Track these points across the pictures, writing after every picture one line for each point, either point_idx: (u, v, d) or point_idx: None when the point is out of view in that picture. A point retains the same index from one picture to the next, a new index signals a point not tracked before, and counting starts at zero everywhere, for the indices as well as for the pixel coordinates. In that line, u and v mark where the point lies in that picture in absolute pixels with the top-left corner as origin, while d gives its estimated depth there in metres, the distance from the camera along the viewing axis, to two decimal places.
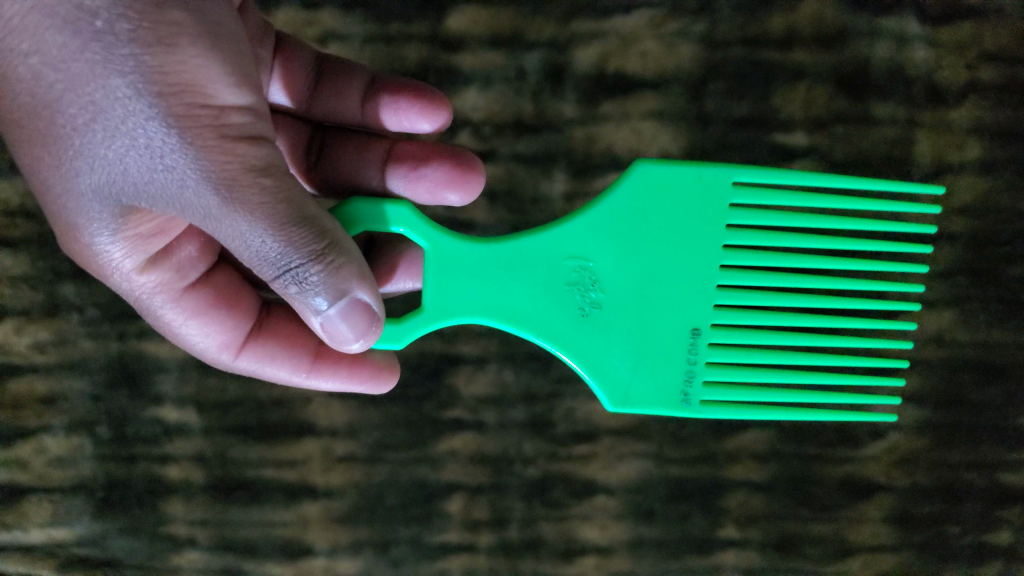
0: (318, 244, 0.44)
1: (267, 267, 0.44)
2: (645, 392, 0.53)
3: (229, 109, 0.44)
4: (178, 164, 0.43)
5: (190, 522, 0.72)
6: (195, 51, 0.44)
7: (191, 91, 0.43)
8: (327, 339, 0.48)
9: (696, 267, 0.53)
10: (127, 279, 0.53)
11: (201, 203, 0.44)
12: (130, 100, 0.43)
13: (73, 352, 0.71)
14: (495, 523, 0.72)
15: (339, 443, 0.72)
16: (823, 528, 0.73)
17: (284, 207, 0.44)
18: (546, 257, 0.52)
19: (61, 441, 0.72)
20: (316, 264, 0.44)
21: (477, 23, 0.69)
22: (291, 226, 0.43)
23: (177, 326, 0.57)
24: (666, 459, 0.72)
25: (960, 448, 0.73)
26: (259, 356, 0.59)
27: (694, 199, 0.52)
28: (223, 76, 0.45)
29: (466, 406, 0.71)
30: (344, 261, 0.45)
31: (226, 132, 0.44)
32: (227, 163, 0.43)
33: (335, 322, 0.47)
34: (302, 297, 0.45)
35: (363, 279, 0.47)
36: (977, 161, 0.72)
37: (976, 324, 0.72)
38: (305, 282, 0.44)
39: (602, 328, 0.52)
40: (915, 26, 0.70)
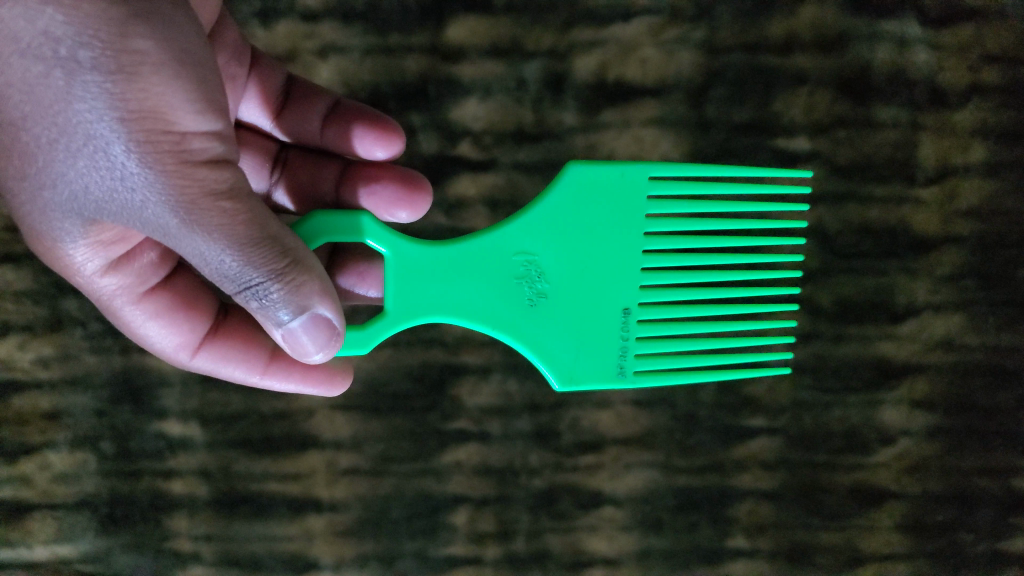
0: (280, 263, 0.45)
1: (228, 283, 0.45)
2: (589, 370, 0.53)
3: (191, 134, 0.44)
4: (139, 186, 0.43)
5: (195, 538, 0.72)
6: (158, 80, 0.43)
7: (151, 117, 0.43)
8: (289, 351, 0.49)
9: (629, 256, 0.53)
10: (91, 282, 0.53)
11: (161, 221, 0.44)
12: (94, 126, 0.43)
13: (76, 367, 0.71)
14: (502, 535, 0.71)
15: (343, 456, 0.71)
16: (833, 536, 0.73)
17: (244, 227, 0.44)
18: (492, 254, 0.52)
19: (65, 456, 0.72)
20: (278, 283, 0.45)
21: (477, 33, 0.68)
22: (251, 247, 0.44)
23: (137, 326, 0.57)
24: (673, 468, 0.72)
25: (971, 453, 0.73)
26: (214, 356, 0.59)
27: (622, 194, 0.53)
28: (186, 102, 0.44)
29: (470, 416, 0.71)
30: (305, 278, 0.46)
31: (187, 158, 0.44)
32: (187, 188, 0.43)
33: (296, 335, 0.47)
34: (264, 310, 0.46)
35: (325, 296, 0.47)
36: (981, 164, 0.71)
37: (985, 328, 0.72)
38: (266, 298, 0.45)
39: (549, 318, 0.52)
40: (916, 29, 0.70)
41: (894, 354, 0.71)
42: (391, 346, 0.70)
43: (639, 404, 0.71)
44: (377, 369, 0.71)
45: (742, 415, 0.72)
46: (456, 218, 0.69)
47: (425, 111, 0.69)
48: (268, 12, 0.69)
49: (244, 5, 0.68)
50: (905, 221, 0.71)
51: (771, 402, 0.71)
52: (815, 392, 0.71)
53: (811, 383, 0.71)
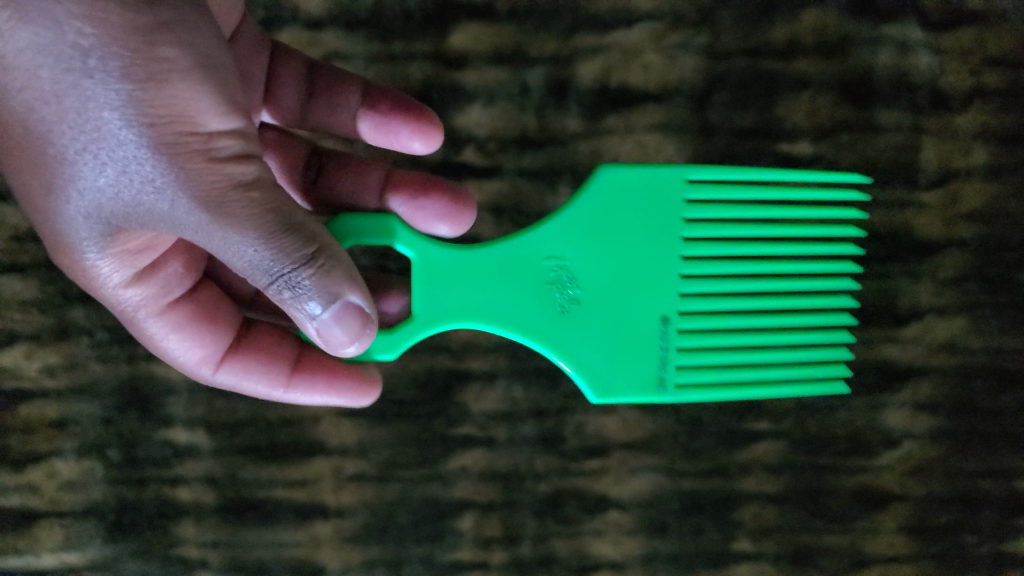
0: (309, 248, 0.44)
1: (261, 275, 0.44)
2: (625, 380, 0.54)
3: (218, 134, 0.45)
4: (169, 186, 0.44)
5: (202, 544, 0.72)
6: (185, 86, 0.44)
7: (178, 117, 0.44)
8: (323, 345, 0.48)
9: (664, 263, 0.54)
10: (114, 294, 0.54)
11: (192, 219, 0.44)
12: (123, 129, 0.43)
13: (82, 376, 0.72)
14: (508, 539, 0.72)
15: (349, 462, 0.72)
16: (838, 539, 0.73)
17: (272, 216, 0.44)
18: (522, 260, 0.53)
19: (72, 464, 0.72)
20: (309, 267, 0.44)
21: (479, 39, 0.68)
22: (281, 233, 0.44)
23: (161, 338, 0.57)
24: (678, 473, 0.72)
25: (975, 455, 0.73)
26: (237, 370, 0.59)
27: (661, 199, 0.54)
28: (212, 104, 0.45)
29: (475, 422, 0.71)
30: (333, 264, 0.45)
31: (215, 156, 0.44)
32: (216, 182, 0.44)
33: (330, 326, 0.46)
34: (296, 300, 0.45)
35: (355, 284, 0.46)
36: (983, 167, 0.71)
37: (988, 331, 0.72)
38: (298, 285, 0.44)
39: (580, 323, 0.53)
40: (918, 33, 0.70)
41: (897, 357, 0.72)
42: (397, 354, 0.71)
43: (644, 409, 0.72)
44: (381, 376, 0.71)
45: (747, 419, 0.72)
46: None
47: None
48: (272, 20, 0.69)
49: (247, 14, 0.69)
50: (908, 225, 0.71)
51: (775, 405, 0.72)
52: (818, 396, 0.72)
53: None
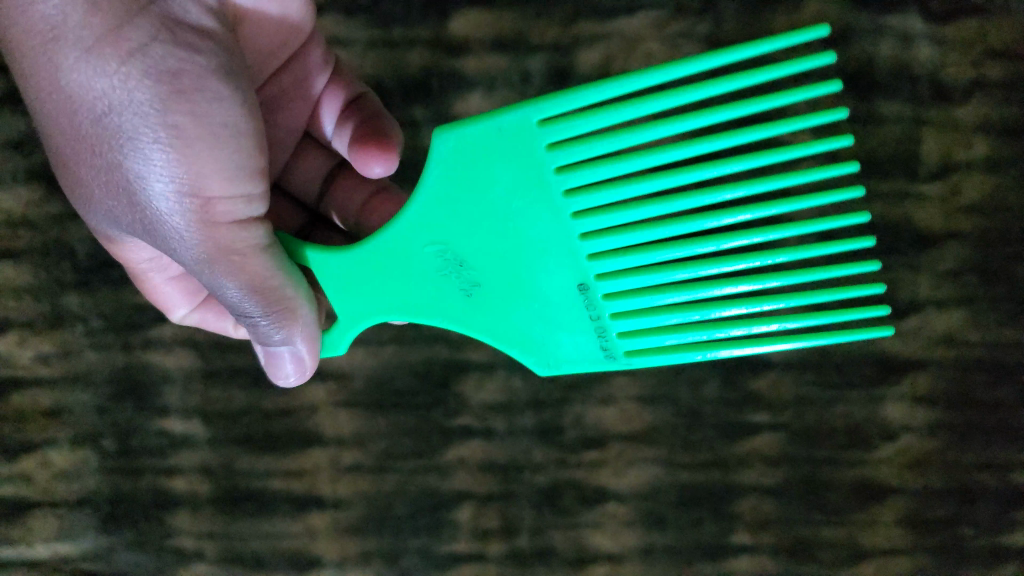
0: (277, 308, 0.50)
1: (234, 311, 0.51)
2: (566, 352, 0.51)
3: (219, 199, 0.47)
4: (166, 231, 0.48)
5: (197, 535, 0.71)
6: (192, 155, 0.46)
7: (185, 183, 0.46)
8: (268, 368, 0.55)
9: (562, 221, 0.47)
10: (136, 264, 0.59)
11: (184, 258, 0.49)
12: (137, 184, 0.47)
13: (78, 364, 0.71)
14: (505, 531, 0.71)
15: (346, 453, 0.71)
16: (837, 532, 0.72)
17: (252, 282, 0.48)
18: (402, 252, 0.49)
19: (66, 454, 0.72)
20: (268, 321, 0.50)
21: (480, 27, 0.68)
22: (256, 296, 0.49)
23: (162, 291, 0.62)
24: (676, 465, 0.72)
25: (972, 448, 0.73)
26: (210, 315, 0.65)
27: (501, 151, 0.46)
28: (220, 170, 0.47)
29: (474, 413, 0.71)
30: (296, 320, 0.51)
31: (211, 220, 0.47)
32: (208, 243, 0.47)
33: (280, 358, 0.54)
34: (257, 334, 0.52)
35: (310, 338, 0.53)
36: (984, 159, 0.71)
37: (986, 324, 0.72)
38: (258, 326, 0.51)
39: (488, 310, 0.50)
40: (919, 24, 0.70)
41: (896, 349, 0.72)
42: (395, 343, 0.71)
43: (643, 399, 0.71)
44: (379, 366, 0.71)
45: (745, 411, 0.72)
46: None
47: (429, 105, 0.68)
48: None
49: None
50: (909, 217, 0.71)
51: (773, 397, 0.71)
52: (818, 388, 0.72)
53: (814, 379, 0.71)
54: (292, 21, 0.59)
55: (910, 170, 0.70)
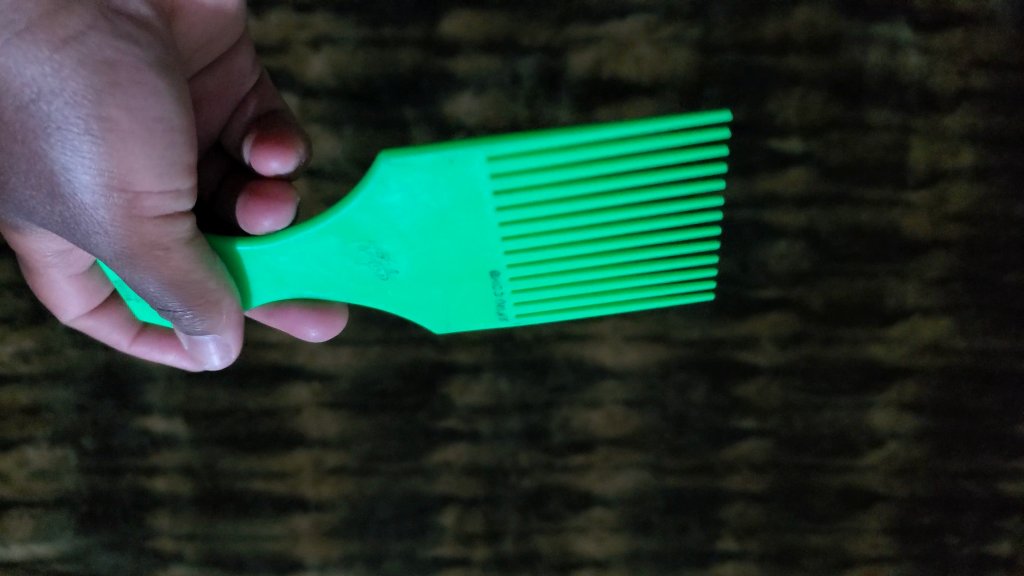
0: (202, 304, 0.48)
1: (156, 304, 0.49)
2: (462, 319, 0.53)
3: (147, 194, 0.45)
4: (88, 225, 0.45)
5: (177, 537, 0.71)
6: (120, 147, 0.44)
7: (113, 174, 0.44)
8: (191, 351, 0.55)
9: (487, 238, 0.49)
10: (35, 248, 0.56)
11: (105, 254, 0.46)
12: (62, 175, 0.44)
13: (58, 361, 0.70)
14: (490, 536, 0.71)
15: (330, 455, 0.70)
16: (822, 539, 0.73)
17: (180, 277, 0.47)
18: (330, 248, 0.49)
19: (44, 453, 0.71)
20: (189, 313, 0.49)
21: (470, 28, 0.67)
22: (178, 290, 0.47)
23: (61, 292, 0.60)
24: (662, 470, 0.71)
25: (958, 456, 0.73)
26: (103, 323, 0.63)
27: (452, 178, 0.46)
28: (151, 165, 0.45)
29: (459, 415, 0.70)
30: (222, 315, 0.50)
31: (139, 215, 0.45)
32: (134, 239, 0.45)
33: (206, 343, 0.53)
34: (181, 324, 0.51)
35: (234, 329, 0.52)
36: (970, 168, 0.71)
37: (972, 332, 0.72)
38: (181, 319, 0.50)
39: (397, 291, 0.51)
40: (907, 33, 0.69)
41: (884, 357, 0.72)
42: (381, 344, 0.69)
43: (630, 404, 0.71)
44: (366, 367, 0.70)
45: (732, 417, 0.71)
46: None
47: (420, 105, 0.68)
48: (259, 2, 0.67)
49: None
50: (896, 225, 0.71)
51: (761, 403, 0.71)
52: (806, 395, 0.71)
53: (801, 385, 0.71)
54: (229, 12, 0.58)
55: (900, 177, 0.70)
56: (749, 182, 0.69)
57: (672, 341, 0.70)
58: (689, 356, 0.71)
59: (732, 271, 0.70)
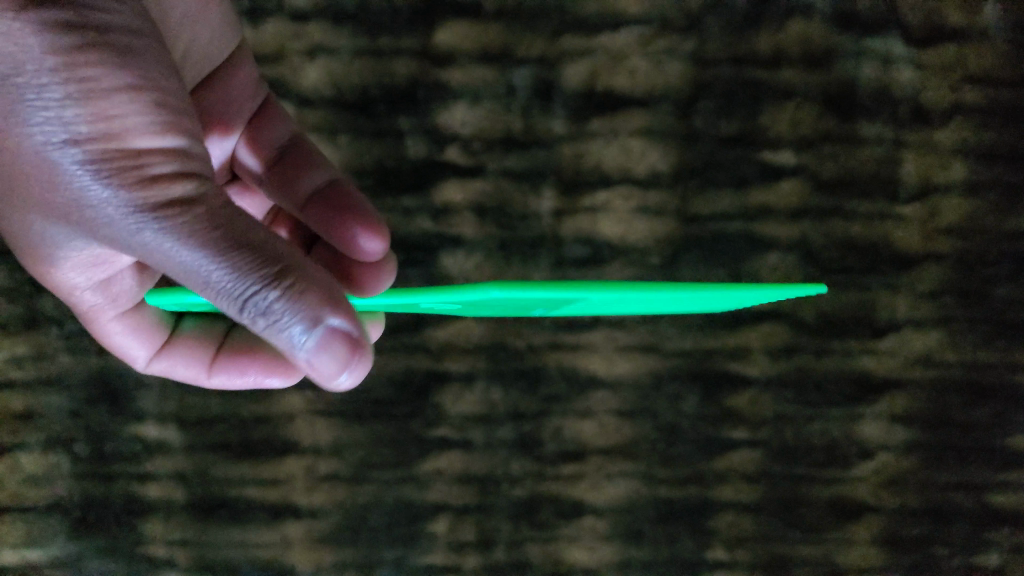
0: (271, 270, 0.44)
1: (228, 300, 0.45)
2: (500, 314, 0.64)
3: (148, 152, 0.45)
4: (103, 199, 0.45)
5: (169, 543, 0.71)
6: (112, 106, 0.45)
7: (107, 133, 0.45)
8: (315, 377, 0.47)
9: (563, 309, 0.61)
10: (77, 298, 0.61)
11: (135, 235, 0.45)
12: (63, 147, 0.45)
13: (50, 367, 0.70)
14: (482, 544, 0.71)
15: (322, 462, 0.70)
16: (811, 550, 0.74)
17: (220, 234, 0.44)
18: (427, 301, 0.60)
19: (37, 458, 0.71)
20: (274, 288, 0.44)
21: (466, 38, 0.68)
22: (235, 251, 0.44)
23: (114, 336, 0.65)
24: (654, 479, 0.72)
25: (947, 468, 0.74)
26: (166, 360, 0.67)
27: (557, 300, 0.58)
28: (144, 121, 0.46)
29: (452, 424, 0.70)
30: (304, 286, 0.45)
31: (146, 174, 0.45)
32: (147, 199, 0.44)
33: (317, 357, 0.46)
34: (275, 325, 0.44)
35: (336, 305, 0.46)
36: (962, 182, 0.71)
37: (963, 345, 0.72)
38: (271, 309, 0.44)
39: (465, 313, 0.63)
40: (901, 47, 0.70)
41: (875, 368, 0.72)
42: (376, 352, 0.70)
43: (622, 414, 0.71)
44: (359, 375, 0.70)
45: (724, 427, 0.71)
46: (443, 224, 0.69)
47: (414, 114, 0.68)
48: (257, 13, 0.68)
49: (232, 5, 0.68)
50: (888, 238, 0.71)
51: (753, 414, 0.71)
52: (797, 405, 0.72)
53: (792, 397, 0.72)
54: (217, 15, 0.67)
55: (895, 189, 0.71)
56: (742, 195, 0.70)
57: (664, 352, 0.70)
58: (681, 366, 0.71)
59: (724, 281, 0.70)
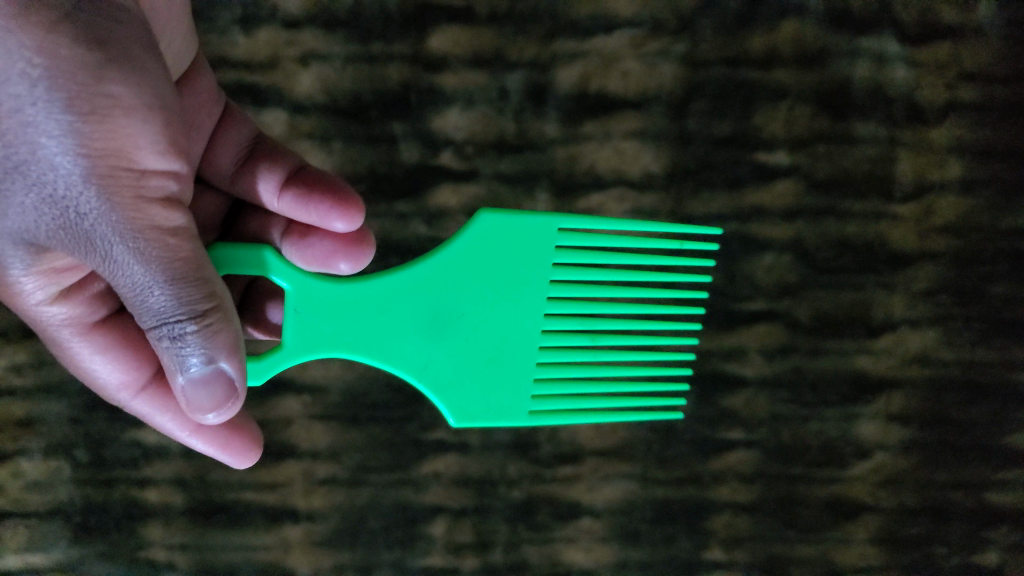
0: (203, 304, 0.44)
1: (149, 317, 0.43)
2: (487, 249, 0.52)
3: (151, 172, 0.44)
4: (92, 213, 0.42)
5: (169, 547, 0.72)
6: (127, 123, 0.43)
7: (117, 151, 0.42)
8: (183, 403, 0.46)
9: (529, 307, 0.54)
10: (37, 308, 0.52)
11: (108, 248, 0.42)
12: (62, 159, 0.41)
13: (51, 374, 0.71)
14: (479, 546, 0.72)
15: (320, 466, 0.71)
16: (810, 549, 0.74)
17: (180, 263, 0.43)
18: (375, 296, 0.51)
19: (38, 464, 0.72)
20: (196, 323, 0.43)
21: (459, 43, 0.68)
22: (181, 280, 0.43)
23: (82, 357, 0.55)
24: (651, 480, 0.72)
25: (945, 467, 0.74)
26: (154, 401, 0.57)
27: (504, 347, 0.54)
28: (152, 142, 0.44)
29: (449, 427, 0.71)
30: (222, 325, 0.44)
31: (144, 194, 0.43)
32: (138, 218, 0.42)
33: (195, 387, 0.45)
34: (173, 354, 0.44)
35: (234, 351, 0.45)
36: (957, 180, 0.71)
37: (959, 343, 0.72)
38: (181, 340, 0.43)
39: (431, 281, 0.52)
40: (895, 46, 0.69)
41: (872, 368, 0.72)
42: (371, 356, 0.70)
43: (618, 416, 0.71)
44: (355, 379, 0.70)
45: (720, 428, 0.72)
46: (437, 227, 0.69)
47: (408, 120, 0.68)
48: (248, 18, 0.67)
49: (223, 11, 0.67)
50: (883, 237, 0.71)
51: (748, 415, 0.72)
52: (794, 406, 0.72)
53: (788, 397, 0.72)
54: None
55: (893, 188, 0.70)
56: (736, 196, 0.70)
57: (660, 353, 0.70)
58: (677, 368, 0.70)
59: (719, 283, 0.70)
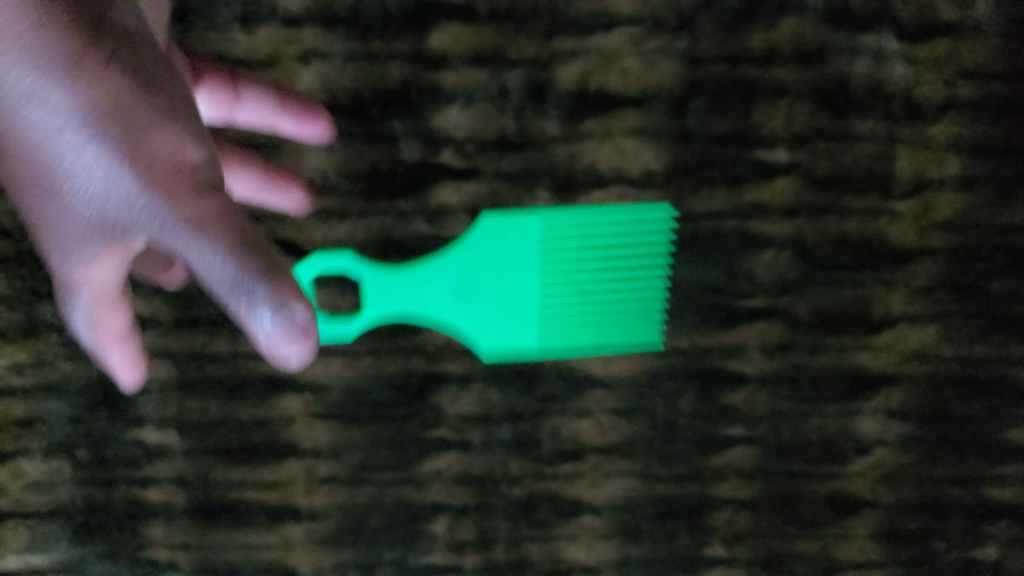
0: (266, 269, 0.41)
1: (220, 284, 0.41)
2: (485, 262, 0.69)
3: (195, 160, 0.43)
4: (144, 208, 0.41)
5: (172, 547, 0.72)
6: (160, 119, 0.43)
7: (153, 143, 0.42)
8: (274, 361, 0.43)
9: (524, 295, 0.70)
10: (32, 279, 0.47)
11: (164, 238, 0.41)
12: (107, 164, 0.42)
13: (50, 374, 0.70)
14: (481, 543, 0.72)
15: (322, 465, 0.71)
16: (810, 545, 0.74)
17: (232, 227, 0.42)
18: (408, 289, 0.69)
19: (38, 465, 0.71)
20: (262, 281, 0.41)
21: (459, 41, 0.68)
22: (243, 249, 0.41)
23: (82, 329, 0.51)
24: (652, 477, 0.72)
25: (944, 463, 0.74)
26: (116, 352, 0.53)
27: (510, 326, 0.70)
28: (189, 132, 0.43)
29: (451, 425, 0.71)
30: (284, 278, 0.42)
31: (189, 178, 0.42)
32: (188, 202, 0.41)
33: (278, 343, 0.42)
34: (247, 317, 0.41)
35: (300, 295, 0.43)
36: (957, 177, 0.71)
37: (958, 340, 0.72)
38: (251, 296, 0.40)
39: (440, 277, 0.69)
40: (894, 44, 0.69)
41: (871, 364, 0.72)
42: (372, 355, 0.70)
43: (619, 412, 0.72)
44: (357, 378, 0.70)
45: (720, 425, 0.72)
46: (438, 225, 0.69)
47: (408, 118, 0.68)
48: (248, 16, 0.67)
49: (223, 9, 0.67)
50: (881, 233, 0.71)
51: (749, 412, 0.72)
52: (793, 402, 0.72)
53: (788, 394, 0.72)
54: None
55: (892, 184, 0.71)
56: (736, 194, 0.70)
57: (660, 350, 0.71)
58: (677, 364, 0.71)
59: (719, 280, 0.71)
